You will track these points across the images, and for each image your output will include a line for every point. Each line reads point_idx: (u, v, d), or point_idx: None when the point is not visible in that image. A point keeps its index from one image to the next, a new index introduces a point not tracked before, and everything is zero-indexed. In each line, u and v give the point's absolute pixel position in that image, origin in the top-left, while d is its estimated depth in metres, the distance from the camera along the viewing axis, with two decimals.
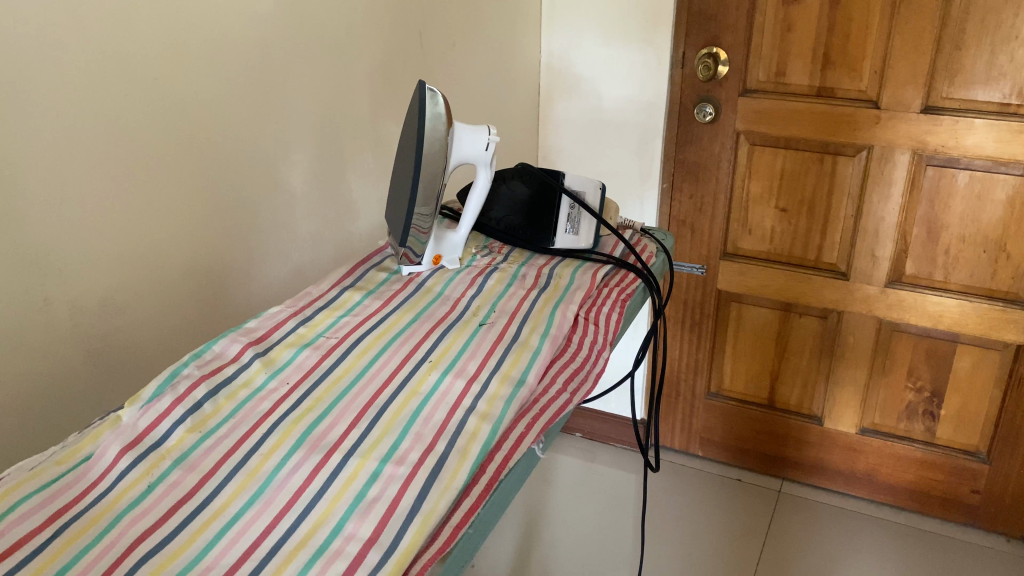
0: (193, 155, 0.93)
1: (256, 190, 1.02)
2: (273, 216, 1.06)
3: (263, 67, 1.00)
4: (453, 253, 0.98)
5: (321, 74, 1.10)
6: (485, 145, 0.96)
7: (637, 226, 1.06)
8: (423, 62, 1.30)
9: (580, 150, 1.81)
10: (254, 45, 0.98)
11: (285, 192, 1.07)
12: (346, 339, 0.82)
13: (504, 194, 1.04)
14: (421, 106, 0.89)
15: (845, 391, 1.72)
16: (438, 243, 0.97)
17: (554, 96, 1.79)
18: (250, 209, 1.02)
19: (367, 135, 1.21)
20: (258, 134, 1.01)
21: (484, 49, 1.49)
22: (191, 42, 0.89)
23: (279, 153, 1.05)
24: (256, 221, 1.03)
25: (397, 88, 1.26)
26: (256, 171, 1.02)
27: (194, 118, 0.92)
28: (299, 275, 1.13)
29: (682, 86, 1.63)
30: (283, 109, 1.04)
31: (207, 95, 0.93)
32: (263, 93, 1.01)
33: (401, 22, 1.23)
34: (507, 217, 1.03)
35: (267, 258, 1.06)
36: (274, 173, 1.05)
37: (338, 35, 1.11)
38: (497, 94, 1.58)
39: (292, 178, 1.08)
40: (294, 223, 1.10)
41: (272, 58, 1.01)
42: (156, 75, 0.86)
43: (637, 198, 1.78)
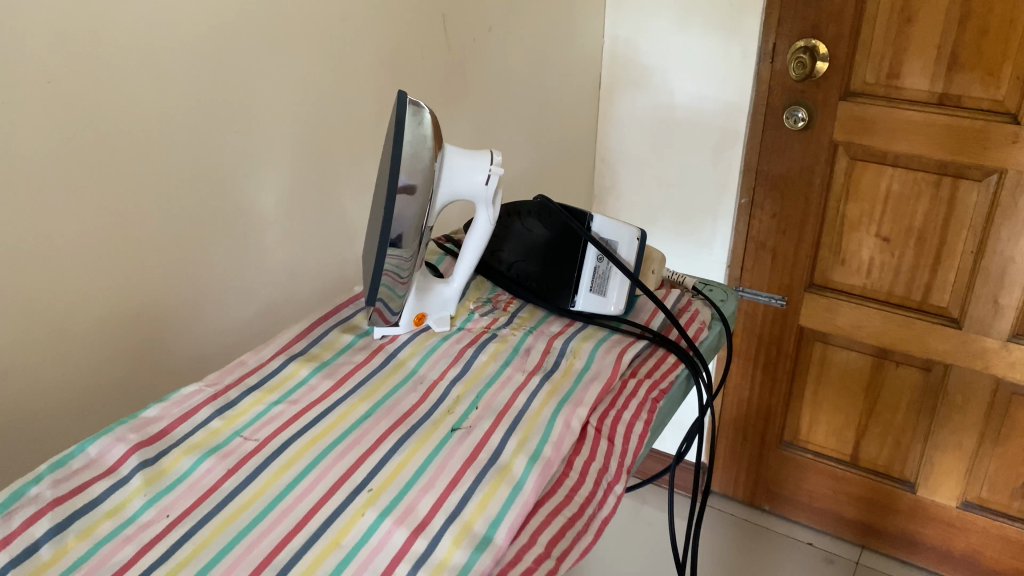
0: (114, 178, 0.73)
1: (206, 215, 0.82)
2: (232, 244, 0.86)
3: (219, 63, 0.79)
4: (442, 313, 0.77)
5: (303, 69, 0.88)
6: (485, 178, 0.74)
7: (688, 284, 0.82)
8: (446, 54, 1.08)
9: (643, 153, 1.55)
10: (204, 36, 0.77)
11: (249, 215, 0.87)
12: (269, 442, 0.61)
13: (514, 230, 0.82)
14: (399, 127, 0.68)
15: (947, 457, 1.44)
16: (424, 300, 0.76)
17: (616, 90, 1.53)
18: (198, 239, 0.82)
19: (368, 139, 1.00)
20: (211, 148, 0.81)
21: (531, 35, 1.25)
22: (108, 32, 0.69)
23: (242, 170, 0.85)
24: (208, 253, 0.84)
25: (412, 86, 1.04)
26: (207, 193, 0.82)
27: (113, 131, 0.71)
28: (270, 314, 0.93)
29: (770, 84, 1.35)
30: (248, 114, 0.83)
31: (135, 101, 0.72)
32: (219, 96, 0.80)
33: (418, 1, 1.00)
34: (521, 262, 0.82)
35: (224, 295, 0.87)
36: (235, 194, 0.85)
37: (328, 19, 0.89)
38: (545, 88, 1.34)
39: (261, 199, 0.88)
40: (262, 253, 0.90)
41: (232, 50, 0.80)
42: (51, 77, 0.66)
43: (708, 213, 1.52)
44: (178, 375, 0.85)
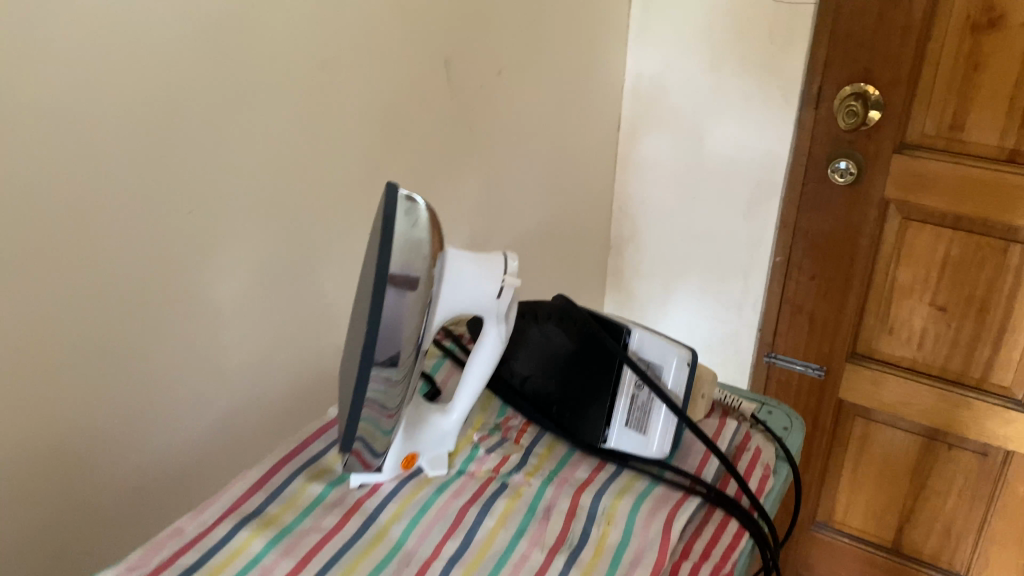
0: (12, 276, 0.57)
1: (143, 313, 0.66)
2: (176, 344, 0.70)
3: (159, 129, 0.63)
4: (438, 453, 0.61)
5: (270, 128, 0.72)
6: (498, 289, 0.58)
7: (746, 412, 0.66)
8: (450, 100, 0.92)
9: (666, 202, 1.38)
10: (140, 94, 0.61)
11: (202, 308, 0.71)
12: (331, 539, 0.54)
13: (531, 337, 0.66)
14: (386, 227, 0.52)
15: (1004, 551, 1.28)
16: (416, 439, 0.60)
17: (638, 132, 1.36)
18: (132, 342, 0.66)
19: (354, 207, 0.83)
20: (150, 231, 0.65)
21: (548, 75, 1.09)
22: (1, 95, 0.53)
23: (194, 258, 0.69)
24: (147, 361, 0.68)
25: (410, 140, 0.88)
26: (147, 289, 0.66)
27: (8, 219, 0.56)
28: (229, 421, 0.78)
29: (813, 132, 1.19)
30: (199, 187, 0.67)
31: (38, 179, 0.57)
32: (160, 168, 0.64)
33: (416, 41, 0.84)
34: (539, 377, 0.66)
35: (167, 406, 0.71)
36: (184, 288, 0.69)
37: (304, 67, 0.73)
38: (562, 133, 1.18)
39: (218, 290, 0.72)
40: (219, 354, 0.74)
41: (177, 110, 0.64)
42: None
43: (738, 270, 1.36)
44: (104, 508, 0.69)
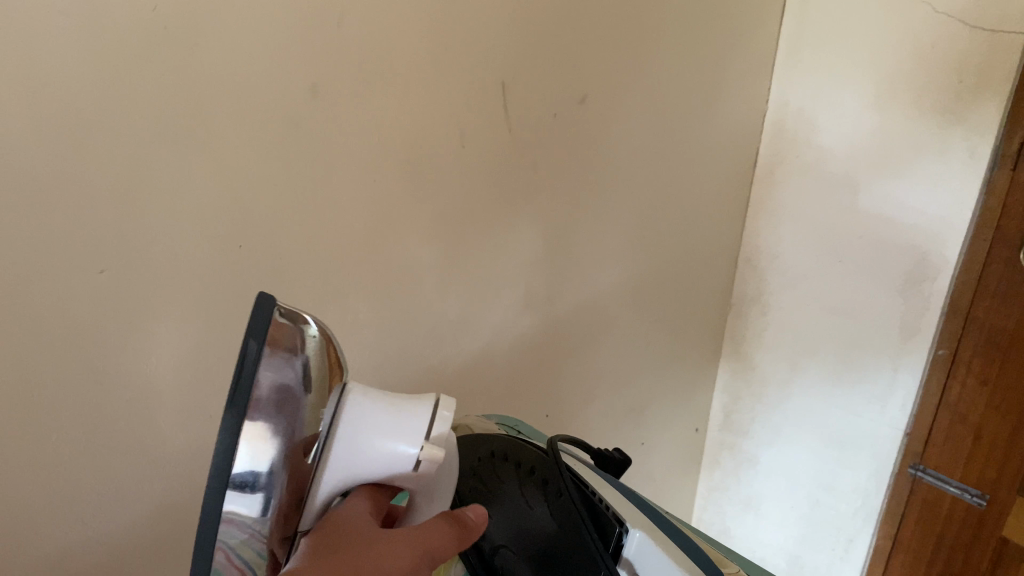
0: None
1: (44, 405, 0.51)
2: (98, 441, 0.55)
3: (58, 176, 0.48)
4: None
5: (237, 173, 0.56)
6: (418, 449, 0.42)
7: None
8: (503, 136, 0.74)
9: (805, 263, 1.12)
10: (26, 131, 0.45)
11: (134, 394, 0.56)
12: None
13: (504, 492, 0.47)
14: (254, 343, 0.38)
15: None
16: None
17: (779, 174, 1.12)
18: (28, 441, 0.51)
19: (358, 267, 0.67)
20: (48, 301, 0.50)
21: (647, 106, 0.88)
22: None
23: (119, 332, 0.54)
24: (52, 461, 0.53)
25: (442, 184, 0.71)
26: (48, 371, 0.51)
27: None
28: (173, 524, 0.62)
29: (1008, 199, 0.88)
30: (124, 245, 0.52)
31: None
32: (58, 225, 0.49)
33: (453, 65, 0.67)
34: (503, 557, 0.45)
35: (84, 514, 0.56)
36: (104, 369, 0.54)
37: (287, 96, 0.57)
38: (666, 174, 0.96)
39: (156, 370, 0.57)
40: (159, 446, 0.59)
41: (86, 150, 0.48)
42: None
43: (886, 363, 1.06)
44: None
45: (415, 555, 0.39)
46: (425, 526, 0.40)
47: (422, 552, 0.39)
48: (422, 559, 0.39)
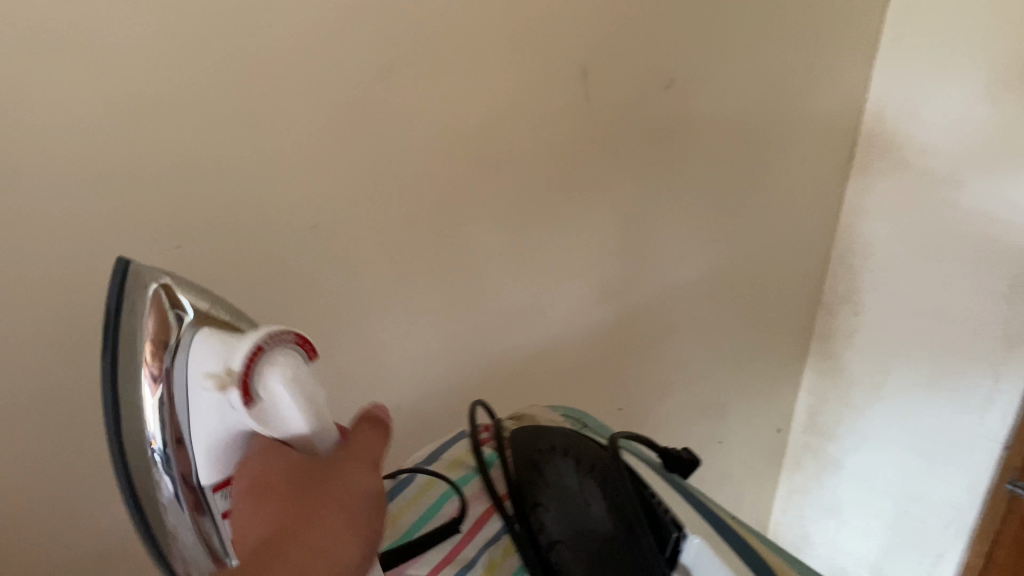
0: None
1: None
2: None
3: (130, 153, 0.49)
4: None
5: (311, 153, 0.57)
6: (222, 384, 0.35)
7: None
8: (581, 120, 0.72)
9: (904, 262, 1.05)
10: (97, 109, 0.47)
11: None
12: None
13: (566, 490, 0.46)
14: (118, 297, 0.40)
15: None
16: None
17: (879, 166, 1.05)
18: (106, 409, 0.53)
19: (429, 249, 0.67)
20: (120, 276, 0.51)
21: (735, 92, 0.85)
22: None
23: None
24: None
25: (515, 168, 0.70)
26: None
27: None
28: None
29: None
30: (199, 222, 0.53)
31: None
32: (129, 202, 0.50)
33: (530, 47, 0.65)
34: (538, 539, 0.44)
35: None
36: None
37: (362, 76, 0.57)
38: (754, 163, 0.93)
39: None
40: None
41: (156, 128, 0.49)
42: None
43: (988, 370, 1.00)
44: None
45: (340, 518, 0.35)
46: (341, 473, 0.36)
47: (342, 509, 0.35)
48: (349, 522, 0.35)
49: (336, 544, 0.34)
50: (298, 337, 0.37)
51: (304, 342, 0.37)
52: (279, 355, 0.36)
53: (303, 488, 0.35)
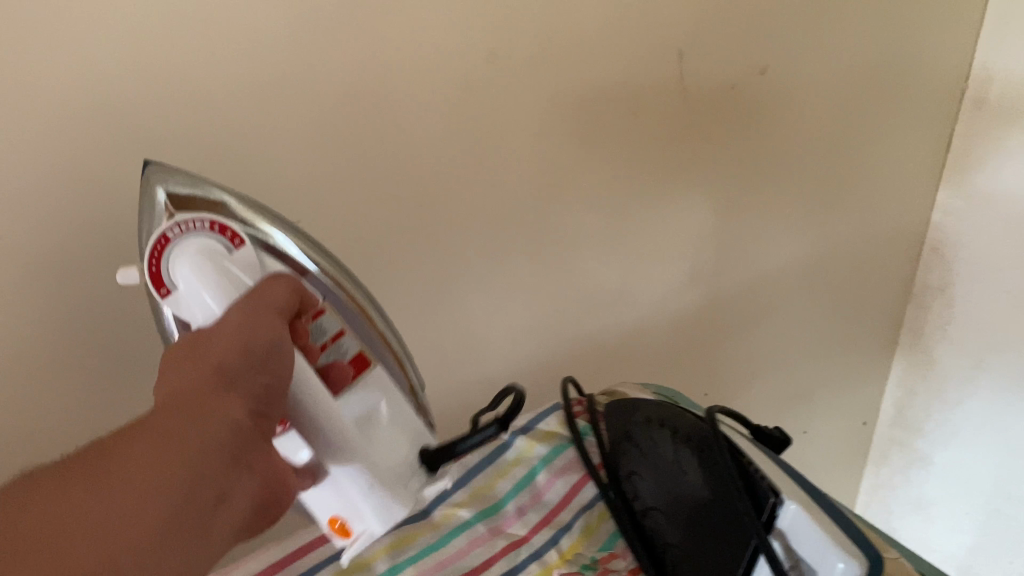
0: (45, 276, 0.50)
1: None
2: None
3: (258, 127, 0.54)
4: (385, 514, 0.41)
5: (418, 130, 0.60)
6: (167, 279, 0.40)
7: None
8: (677, 105, 0.73)
9: (1002, 254, 1.00)
10: (221, 83, 0.51)
11: None
12: (495, 564, 0.48)
13: (661, 459, 0.48)
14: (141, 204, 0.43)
15: None
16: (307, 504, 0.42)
17: (977, 155, 1.01)
18: None
19: (524, 228, 0.70)
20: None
21: (831, 79, 0.85)
22: (25, 72, 0.45)
23: None
24: None
25: (611, 152, 0.72)
26: None
27: (38, 213, 0.48)
28: None
29: None
30: (314, 191, 0.57)
31: (82, 169, 0.49)
32: (256, 169, 0.54)
33: (632, 33, 0.67)
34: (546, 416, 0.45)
35: None
36: None
37: (469, 60, 0.60)
38: (849, 153, 0.92)
39: None
40: None
41: (273, 103, 0.53)
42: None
43: None
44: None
45: (208, 375, 0.38)
46: (218, 330, 0.39)
47: (212, 366, 0.38)
48: (219, 375, 0.38)
49: (200, 396, 0.37)
50: (209, 224, 0.41)
51: (218, 225, 0.41)
52: (186, 242, 0.40)
53: (181, 357, 0.39)
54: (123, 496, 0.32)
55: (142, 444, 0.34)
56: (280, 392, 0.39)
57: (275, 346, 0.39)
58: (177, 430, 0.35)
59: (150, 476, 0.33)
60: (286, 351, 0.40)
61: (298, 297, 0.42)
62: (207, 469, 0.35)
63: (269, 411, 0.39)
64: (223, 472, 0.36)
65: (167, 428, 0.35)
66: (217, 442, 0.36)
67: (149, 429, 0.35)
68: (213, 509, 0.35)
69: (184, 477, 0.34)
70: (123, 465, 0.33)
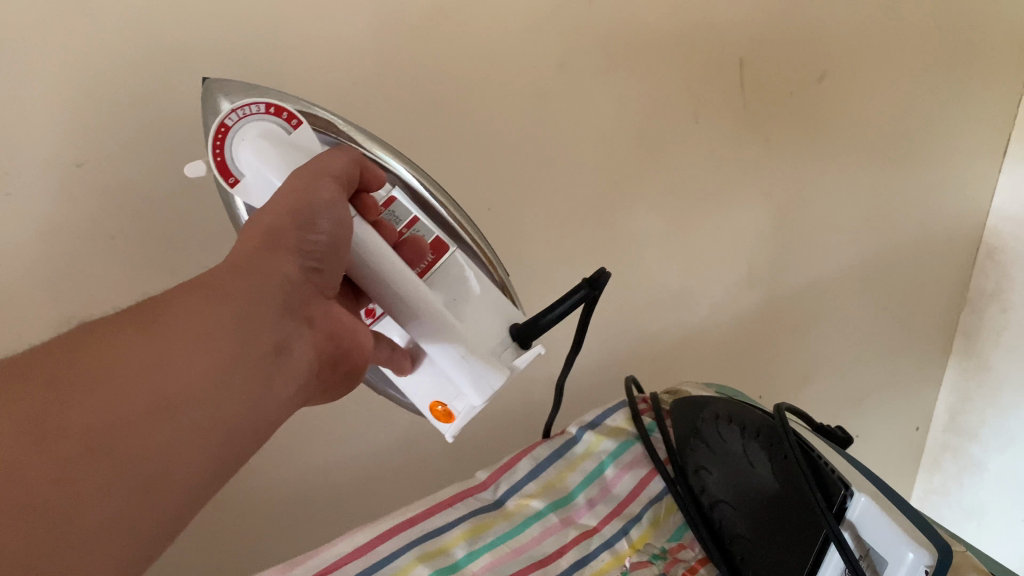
0: (158, 278, 0.52)
1: None
2: None
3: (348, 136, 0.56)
4: (483, 386, 0.43)
5: (491, 137, 0.62)
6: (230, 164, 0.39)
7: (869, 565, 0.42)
8: (737, 111, 0.75)
9: None
10: (325, 95, 0.54)
11: None
12: (568, 553, 0.50)
13: (730, 454, 0.50)
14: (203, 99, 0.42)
15: None
16: (416, 393, 0.48)
17: None
18: None
19: (587, 230, 0.72)
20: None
21: (889, 84, 0.86)
22: (156, 85, 0.48)
23: None
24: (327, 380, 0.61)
25: (671, 156, 0.73)
26: None
27: (159, 219, 0.51)
28: (410, 451, 0.69)
29: None
30: None
31: (191, 180, 0.51)
32: None
33: (694, 40, 0.69)
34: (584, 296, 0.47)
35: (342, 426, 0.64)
36: None
37: (541, 69, 0.62)
38: (905, 157, 0.93)
39: None
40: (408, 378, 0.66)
41: (370, 113, 0.56)
42: (47, 145, 0.46)
43: None
44: (264, 541, 0.63)
45: (256, 236, 0.37)
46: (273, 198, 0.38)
47: (259, 230, 0.38)
48: (269, 238, 0.38)
49: (248, 254, 0.37)
50: (266, 106, 0.40)
51: (275, 107, 0.40)
52: (246, 127, 0.39)
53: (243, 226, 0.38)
54: (176, 344, 0.32)
55: (190, 293, 0.34)
56: (337, 251, 0.40)
57: (326, 208, 0.38)
58: (229, 283, 0.35)
59: (200, 320, 0.33)
60: (342, 213, 0.39)
61: (358, 169, 0.42)
62: (261, 319, 0.35)
63: (322, 270, 0.40)
64: (281, 326, 0.37)
65: (218, 283, 0.35)
66: (269, 297, 0.36)
67: (199, 282, 0.35)
68: (271, 358, 0.36)
69: (233, 327, 0.34)
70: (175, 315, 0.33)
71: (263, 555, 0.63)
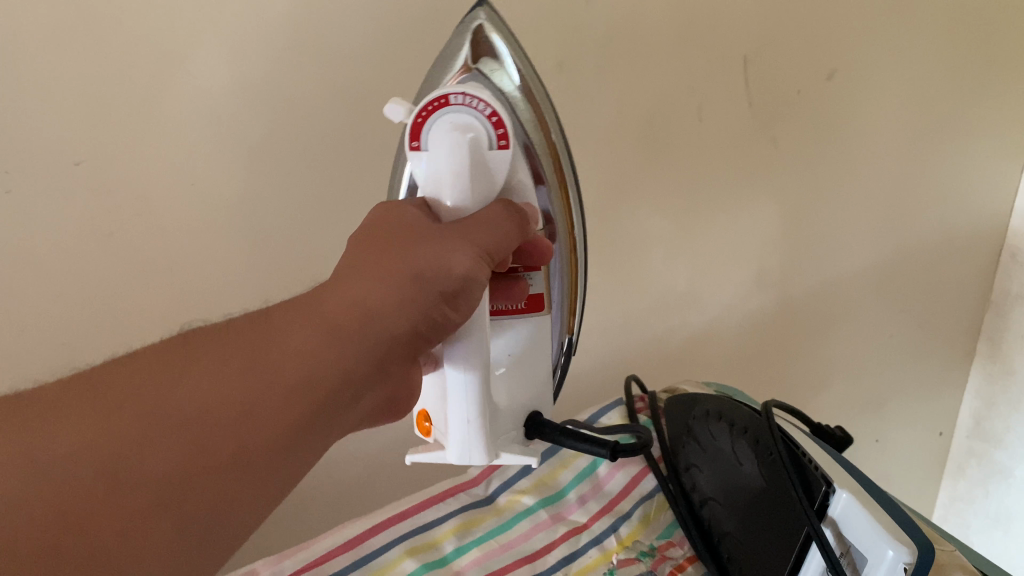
0: (156, 272, 0.54)
1: None
2: None
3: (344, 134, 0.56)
4: (466, 453, 0.43)
5: None
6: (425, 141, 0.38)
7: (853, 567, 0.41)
8: (744, 109, 0.74)
9: None
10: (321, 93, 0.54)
11: None
12: (556, 548, 0.50)
13: (719, 451, 0.50)
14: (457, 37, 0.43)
15: None
16: (426, 407, 0.45)
17: None
18: None
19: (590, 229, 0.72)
20: (330, 242, 0.59)
21: (902, 82, 0.84)
22: (155, 82, 0.49)
23: None
24: None
25: (674, 155, 0.73)
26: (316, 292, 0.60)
27: (157, 217, 0.52)
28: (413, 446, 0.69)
29: None
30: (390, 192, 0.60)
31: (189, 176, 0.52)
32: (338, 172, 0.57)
33: (698, 39, 0.69)
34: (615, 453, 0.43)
35: None
36: None
37: (540, 68, 0.62)
38: (920, 156, 0.91)
39: None
40: None
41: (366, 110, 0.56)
42: (46, 140, 0.47)
43: None
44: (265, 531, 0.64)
45: (403, 280, 0.38)
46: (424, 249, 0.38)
47: (408, 273, 0.38)
48: (411, 286, 0.38)
49: (383, 303, 0.38)
50: (490, 111, 0.37)
51: (497, 118, 0.38)
52: (457, 115, 0.37)
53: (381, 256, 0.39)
54: (269, 393, 0.35)
55: (308, 332, 0.36)
56: (446, 326, 0.40)
57: (472, 287, 0.39)
58: (346, 333, 0.37)
59: (300, 370, 0.35)
60: (469, 292, 0.39)
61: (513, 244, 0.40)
62: (351, 377, 0.37)
63: (431, 336, 0.40)
64: (370, 379, 0.38)
65: (337, 329, 0.37)
66: (373, 351, 0.38)
67: (324, 318, 0.37)
68: (348, 404, 0.38)
69: (325, 386, 0.36)
70: (281, 360, 0.35)
71: (267, 546, 0.64)
